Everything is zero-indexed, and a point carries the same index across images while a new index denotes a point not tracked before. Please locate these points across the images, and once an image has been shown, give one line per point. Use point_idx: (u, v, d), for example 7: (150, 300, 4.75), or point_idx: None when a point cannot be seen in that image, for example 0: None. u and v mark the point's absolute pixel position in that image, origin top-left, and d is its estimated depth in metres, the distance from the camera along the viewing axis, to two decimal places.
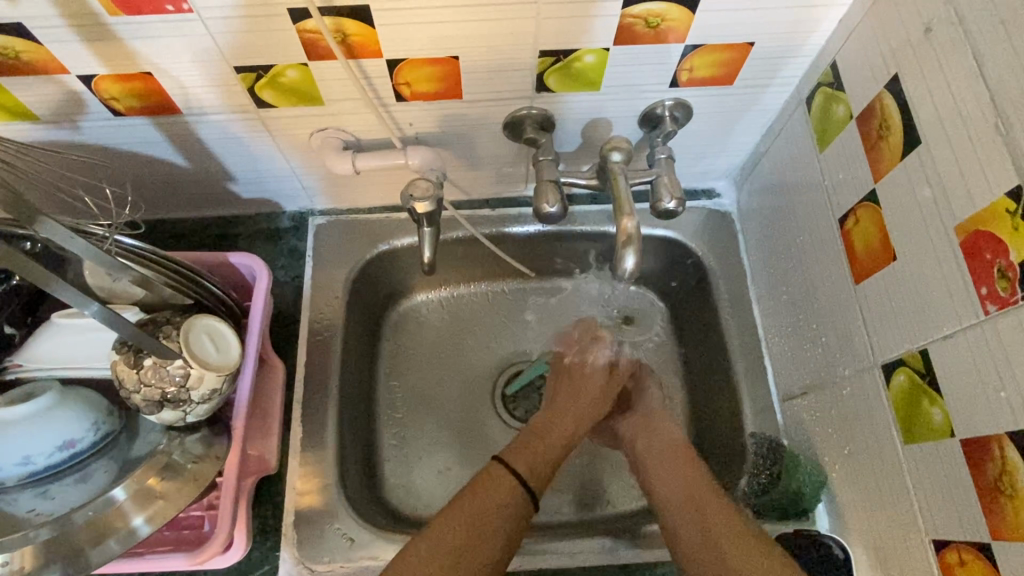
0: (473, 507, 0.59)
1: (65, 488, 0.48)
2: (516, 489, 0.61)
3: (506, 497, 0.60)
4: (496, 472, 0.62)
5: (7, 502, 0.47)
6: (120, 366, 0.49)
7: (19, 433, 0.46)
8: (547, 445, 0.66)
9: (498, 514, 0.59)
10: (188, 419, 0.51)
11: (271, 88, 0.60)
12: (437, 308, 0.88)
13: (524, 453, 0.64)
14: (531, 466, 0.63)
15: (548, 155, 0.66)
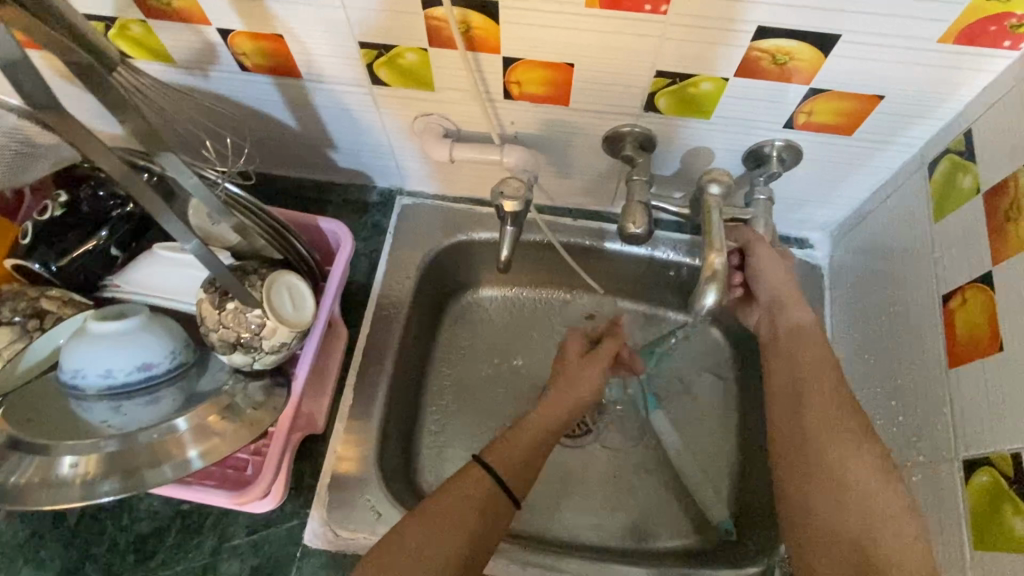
0: (444, 507, 0.58)
1: (137, 407, 0.51)
2: (489, 486, 0.60)
3: (479, 498, 0.59)
4: (474, 473, 0.61)
5: (86, 411, 0.50)
6: (205, 304, 0.51)
7: (107, 347, 0.49)
8: (531, 437, 0.65)
9: (470, 512, 0.58)
10: (255, 366, 0.53)
11: (388, 67, 0.62)
12: (499, 306, 0.88)
13: (502, 449, 0.63)
14: (510, 460, 0.63)
15: (643, 175, 0.65)
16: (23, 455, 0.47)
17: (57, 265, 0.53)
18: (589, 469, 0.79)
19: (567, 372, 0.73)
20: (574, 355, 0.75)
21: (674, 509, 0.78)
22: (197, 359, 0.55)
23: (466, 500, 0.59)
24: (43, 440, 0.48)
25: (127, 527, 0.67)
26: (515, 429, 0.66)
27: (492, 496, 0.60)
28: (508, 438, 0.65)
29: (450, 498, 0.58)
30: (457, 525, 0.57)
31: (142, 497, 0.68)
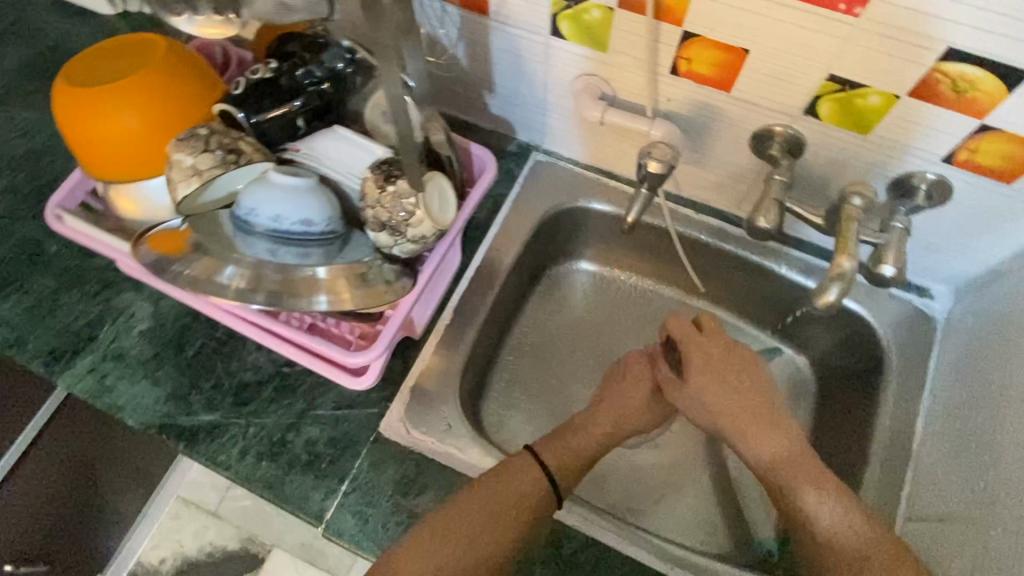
0: (492, 494, 0.62)
1: (288, 255, 0.57)
2: (540, 480, 0.63)
3: (530, 489, 0.62)
4: (526, 462, 0.64)
5: (249, 245, 0.57)
6: (369, 182, 0.57)
7: (280, 195, 0.55)
8: (585, 447, 0.67)
9: (517, 503, 0.62)
10: (394, 249, 0.59)
11: (571, 21, 0.66)
12: (591, 282, 0.94)
13: (559, 448, 0.66)
14: (566, 461, 0.65)
15: (784, 176, 0.66)
16: (200, 258, 0.57)
17: (254, 119, 0.60)
18: (640, 454, 0.84)
19: (631, 399, 0.72)
20: (643, 387, 0.73)
21: (713, 511, 0.81)
22: (345, 234, 0.60)
23: (515, 491, 0.62)
24: (215, 260, 0.57)
25: (234, 371, 0.75)
26: (574, 433, 0.68)
27: (540, 490, 0.63)
28: (567, 439, 0.67)
29: (499, 484, 0.62)
30: (504, 514, 0.61)
31: (251, 351, 0.76)
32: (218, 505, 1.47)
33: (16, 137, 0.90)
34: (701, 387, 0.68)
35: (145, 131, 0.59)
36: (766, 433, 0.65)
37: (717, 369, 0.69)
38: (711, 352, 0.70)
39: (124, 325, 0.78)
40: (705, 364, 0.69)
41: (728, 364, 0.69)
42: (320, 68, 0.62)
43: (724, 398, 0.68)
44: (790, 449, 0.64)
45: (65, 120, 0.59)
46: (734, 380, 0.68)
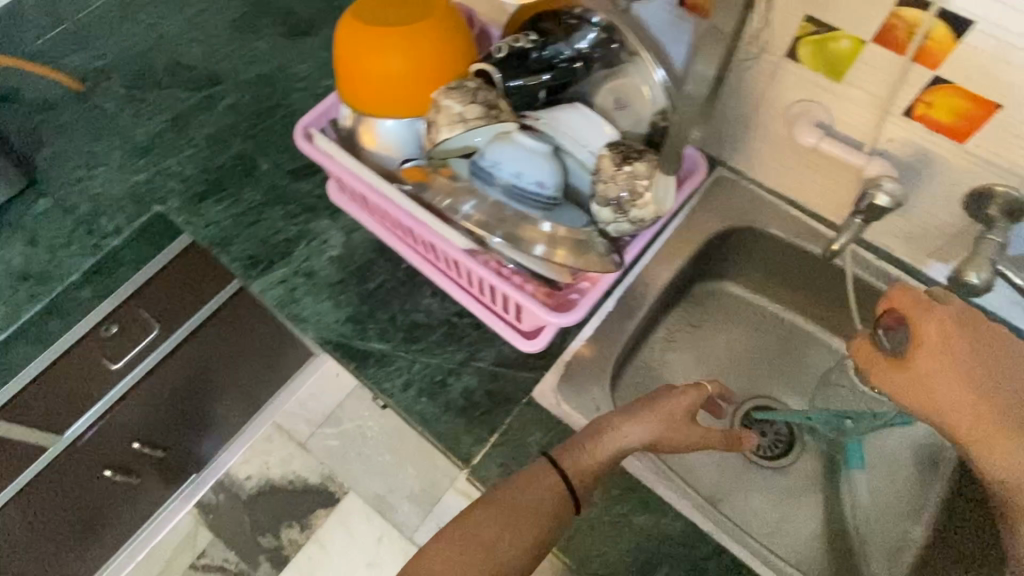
0: (508, 506, 0.63)
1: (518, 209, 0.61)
2: (559, 490, 0.63)
3: (550, 500, 0.62)
4: (546, 471, 0.64)
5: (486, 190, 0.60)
6: (606, 158, 0.59)
7: (524, 154, 0.60)
8: (605, 459, 0.64)
9: (535, 514, 0.62)
10: (612, 226, 0.61)
11: (813, 47, 0.67)
12: (734, 305, 0.95)
13: (580, 456, 0.64)
14: (584, 467, 0.64)
15: (999, 237, 0.65)
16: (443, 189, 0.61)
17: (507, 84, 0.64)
18: (761, 477, 0.87)
19: (666, 419, 0.63)
20: (670, 419, 0.63)
21: (830, 554, 0.81)
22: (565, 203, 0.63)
23: (532, 502, 0.62)
24: (452, 192, 0.60)
25: (409, 310, 0.81)
26: (598, 441, 0.64)
27: (559, 500, 0.62)
28: (587, 451, 0.64)
29: (514, 494, 0.63)
30: (521, 525, 0.61)
31: (425, 296, 0.82)
32: (307, 438, 1.55)
33: (247, 61, 0.98)
34: (926, 375, 0.56)
35: (415, 74, 0.65)
36: (1001, 448, 0.53)
37: (953, 354, 0.56)
38: (952, 333, 0.56)
39: (318, 248, 0.85)
40: (928, 353, 0.56)
41: (960, 352, 0.56)
42: (569, 46, 0.66)
43: (957, 393, 0.55)
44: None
45: (346, 54, 0.66)
46: (967, 375, 0.55)
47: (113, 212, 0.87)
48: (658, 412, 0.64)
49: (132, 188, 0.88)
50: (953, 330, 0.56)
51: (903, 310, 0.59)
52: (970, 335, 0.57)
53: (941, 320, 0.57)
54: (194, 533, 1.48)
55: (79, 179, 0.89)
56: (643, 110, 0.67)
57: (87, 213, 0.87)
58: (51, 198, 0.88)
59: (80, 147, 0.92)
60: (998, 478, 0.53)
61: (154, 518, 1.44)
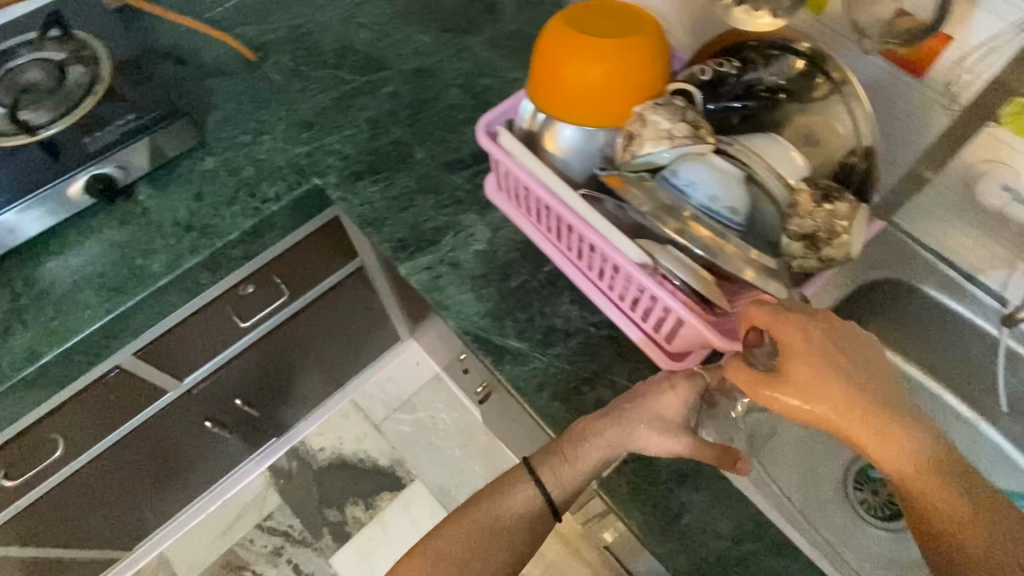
0: (483, 521, 0.68)
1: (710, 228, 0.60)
2: (538, 503, 0.67)
3: (525, 512, 0.67)
4: (522, 478, 0.68)
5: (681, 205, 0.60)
6: (806, 194, 0.59)
7: (722, 178, 0.60)
8: (585, 464, 0.65)
9: (511, 526, 0.67)
10: (797, 262, 0.61)
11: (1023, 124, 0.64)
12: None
13: (552, 464, 0.66)
14: (563, 477, 0.66)
15: None
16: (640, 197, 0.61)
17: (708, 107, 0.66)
18: None
19: (648, 421, 0.63)
20: (658, 425, 0.62)
21: None
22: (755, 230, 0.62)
23: (511, 517, 0.68)
24: (649, 201, 0.60)
25: (548, 315, 0.81)
26: (571, 449, 0.65)
27: (537, 513, 0.67)
28: (568, 460, 0.65)
29: (488, 508, 0.68)
30: (498, 539, 0.67)
31: (564, 302, 0.82)
32: (381, 420, 1.59)
33: (409, 54, 1.02)
34: (804, 385, 0.53)
35: (620, 86, 0.65)
36: (888, 440, 0.51)
37: (824, 365, 0.53)
38: (809, 338, 0.55)
39: (464, 240, 0.87)
40: (799, 363, 0.54)
41: (831, 354, 0.54)
42: (768, 82, 0.67)
43: (841, 403, 0.52)
44: (925, 454, 0.51)
45: (551, 61, 0.67)
46: (843, 373, 0.53)
47: (275, 179, 0.91)
48: (645, 412, 0.63)
49: (294, 159, 0.93)
50: (812, 336, 0.55)
51: (766, 325, 0.56)
52: (832, 335, 0.55)
53: (802, 326, 0.55)
54: (263, 495, 1.52)
55: (245, 144, 0.94)
56: (833, 150, 0.66)
57: (250, 176, 0.91)
58: (216, 157, 0.93)
59: (248, 113, 0.97)
60: (898, 477, 0.52)
61: (230, 475, 1.48)
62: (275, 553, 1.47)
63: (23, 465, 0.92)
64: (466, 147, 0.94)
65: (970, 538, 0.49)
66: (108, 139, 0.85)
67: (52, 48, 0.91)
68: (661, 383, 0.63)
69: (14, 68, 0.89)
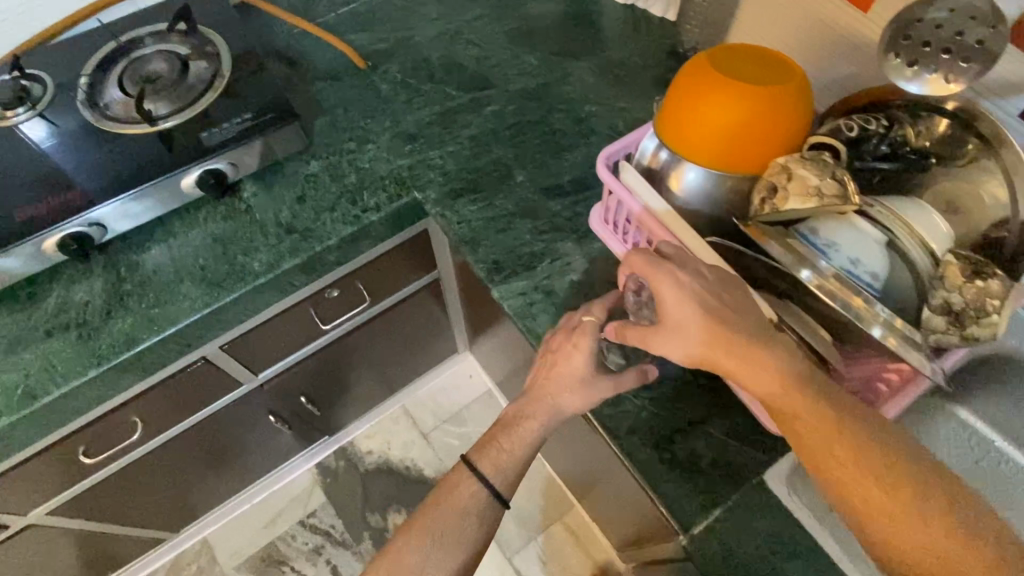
0: (433, 519, 0.69)
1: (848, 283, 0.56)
2: (484, 496, 0.70)
3: (474, 503, 0.70)
4: (464, 475, 0.71)
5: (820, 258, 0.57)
6: (954, 266, 0.57)
7: (864, 241, 0.57)
8: (520, 444, 0.72)
9: (464, 521, 0.69)
10: (937, 336, 0.57)
11: None
12: None
13: (492, 455, 0.72)
14: (500, 460, 0.71)
15: None
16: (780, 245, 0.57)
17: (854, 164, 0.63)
18: None
19: (558, 379, 0.72)
20: (567, 375, 0.71)
21: None
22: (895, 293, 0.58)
23: (461, 512, 0.69)
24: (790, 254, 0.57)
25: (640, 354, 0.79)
26: (506, 433, 0.72)
27: (484, 503, 0.70)
28: (502, 446, 0.72)
29: (437, 509, 0.70)
30: (453, 536, 0.68)
31: None
32: (430, 430, 1.59)
33: (516, 74, 1.03)
34: (681, 327, 0.58)
35: (766, 132, 0.63)
36: (750, 362, 0.55)
37: (689, 307, 0.57)
38: (684, 286, 0.58)
39: (560, 269, 0.85)
40: (671, 309, 0.58)
41: (702, 290, 0.58)
42: (911, 148, 0.64)
43: (708, 332, 0.56)
44: (787, 377, 0.54)
45: (694, 101, 0.65)
46: (707, 313, 0.57)
47: (376, 189, 0.92)
48: (559, 376, 0.72)
49: (395, 171, 0.94)
50: (686, 284, 0.58)
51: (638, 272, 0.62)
52: (706, 281, 0.59)
53: (676, 275, 0.59)
54: (308, 492, 1.53)
55: (349, 151, 0.95)
56: (980, 220, 0.62)
57: (352, 184, 0.92)
58: (321, 161, 0.94)
59: (354, 121, 0.98)
60: (767, 399, 0.55)
61: (280, 468, 1.50)
62: (315, 552, 1.47)
63: (101, 443, 0.94)
64: (568, 173, 0.93)
65: (838, 469, 0.51)
66: (226, 135, 0.87)
67: (177, 41, 0.94)
68: (563, 339, 0.73)
69: (139, 59, 0.92)
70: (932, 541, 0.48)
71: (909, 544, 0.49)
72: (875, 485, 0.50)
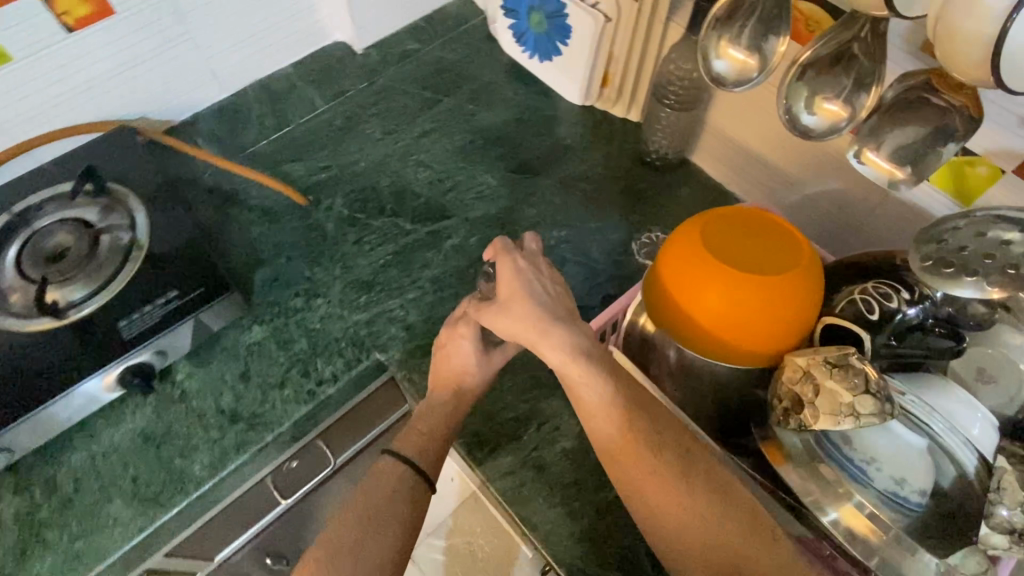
0: (359, 510, 0.63)
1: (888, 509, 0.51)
2: (408, 476, 0.65)
3: (400, 487, 0.65)
4: (383, 464, 0.67)
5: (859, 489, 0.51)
6: (1009, 478, 0.48)
7: (906, 457, 0.50)
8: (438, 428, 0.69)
9: (393, 503, 0.64)
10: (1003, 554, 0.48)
11: None
12: None
13: (414, 440, 0.68)
14: (421, 447, 0.68)
15: None
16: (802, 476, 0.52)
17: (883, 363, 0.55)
18: None
19: (448, 368, 0.71)
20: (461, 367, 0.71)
21: None
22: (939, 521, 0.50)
23: (391, 495, 0.64)
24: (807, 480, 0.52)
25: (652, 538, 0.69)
26: (425, 419, 0.70)
27: (413, 486, 0.65)
28: (417, 431, 0.69)
29: (362, 492, 0.64)
30: (383, 520, 0.62)
31: None
32: None
33: (474, 199, 0.94)
34: (509, 305, 0.62)
35: (791, 325, 0.55)
36: (552, 340, 0.59)
37: (519, 287, 0.62)
38: (519, 268, 0.64)
39: (549, 436, 0.75)
40: (503, 285, 0.63)
41: (529, 281, 0.63)
42: (937, 316, 0.55)
43: (532, 311, 0.61)
44: (575, 350, 0.58)
45: (699, 292, 0.56)
46: (533, 292, 0.62)
47: (330, 356, 0.81)
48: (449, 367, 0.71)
49: (351, 329, 0.83)
50: (522, 267, 0.64)
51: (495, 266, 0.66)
52: (540, 270, 0.65)
53: (515, 259, 0.64)
54: None
55: (297, 309, 0.85)
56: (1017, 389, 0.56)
57: (303, 351, 0.82)
58: (266, 326, 0.83)
59: (299, 271, 0.88)
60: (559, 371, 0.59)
61: None
62: None
63: None
64: None
65: (612, 441, 0.56)
66: (149, 323, 0.75)
67: (83, 205, 0.82)
68: (450, 333, 0.71)
69: (39, 233, 0.79)
70: (674, 496, 0.54)
71: (663, 508, 0.55)
72: (640, 449, 0.55)
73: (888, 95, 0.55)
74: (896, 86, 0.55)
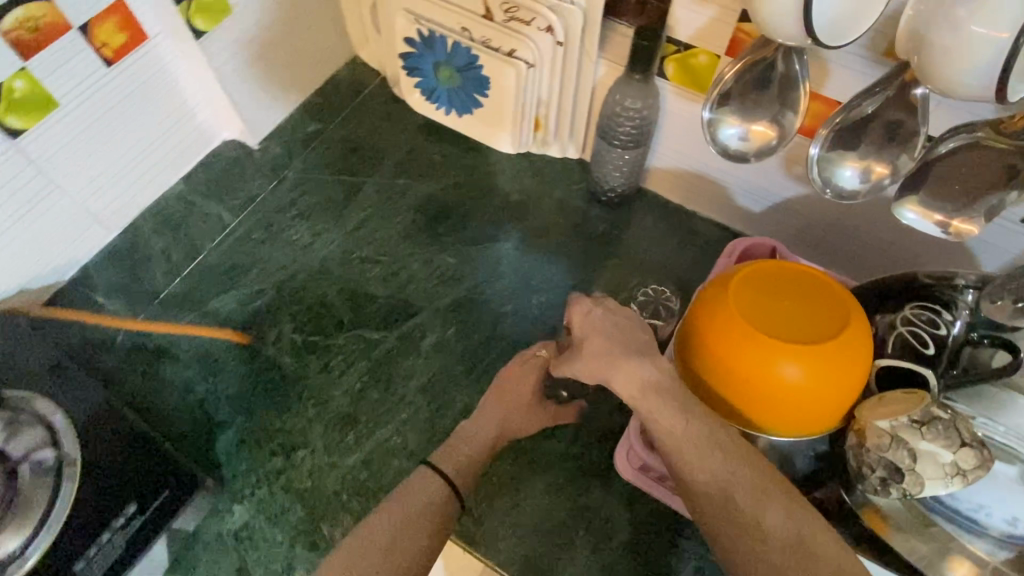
0: (397, 514, 0.60)
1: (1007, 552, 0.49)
2: (443, 490, 0.63)
3: (435, 497, 0.62)
4: (424, 473, 0.64)
5: (974, 539, 0.50)
6: None
7: (1010, 493, 0.48)
8: (476, 452, 0.68)
9: (428, 511, 0.60)
10: None
11: None
12: None
13: (454, 456, 0.67)
14: (462, 464, 0.66)
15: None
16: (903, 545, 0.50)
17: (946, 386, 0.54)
18: None
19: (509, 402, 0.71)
20: (516, 406, 0.71)
21: None
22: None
23: (426, 505, 0.61)
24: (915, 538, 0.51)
25: None
26: (462, 441, 0.68)
27: (446, 496, 0.62)
28: (458, 444, 0.68)
29: (396, 500, 0.62)
30: (415, 524, 0.59)
31: None
32: None
33: (437, 284, 0.86)
34: (589, 347, 0.57)
35: (849, 395, 0.52)
36: (626, 369, 0.54)
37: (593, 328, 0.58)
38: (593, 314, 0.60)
39: (602, 531, 0.69)
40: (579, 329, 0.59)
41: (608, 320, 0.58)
42: (981, 329, 0.54)
43: (610, 344, 0.56)
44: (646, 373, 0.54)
45: (754, 372, 0.51)
46: (613, 335, 0.57)
47: (335, 515, 0.72)
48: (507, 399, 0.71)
49: (348, 476, 0.73)
50: (600, 311, 0.59)
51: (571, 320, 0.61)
52: (619, 313, 0.59)
53: (593, 305, 0.60)
54: None
55: (279, 472, 0.74)
56: None
57: (303, 520, 0.71)
58: (248, 503, 0.73)
59: (268, 425, 0.77)
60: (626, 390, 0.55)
61: None
62: None
63: None
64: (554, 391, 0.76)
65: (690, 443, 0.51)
66: (110, 556, 0.63)
67: None
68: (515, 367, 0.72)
69: None
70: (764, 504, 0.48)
71: (752, 516, 0.48)
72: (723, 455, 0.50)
73: (952, 144, 0.55)
74: (955, 137, 0.54)
